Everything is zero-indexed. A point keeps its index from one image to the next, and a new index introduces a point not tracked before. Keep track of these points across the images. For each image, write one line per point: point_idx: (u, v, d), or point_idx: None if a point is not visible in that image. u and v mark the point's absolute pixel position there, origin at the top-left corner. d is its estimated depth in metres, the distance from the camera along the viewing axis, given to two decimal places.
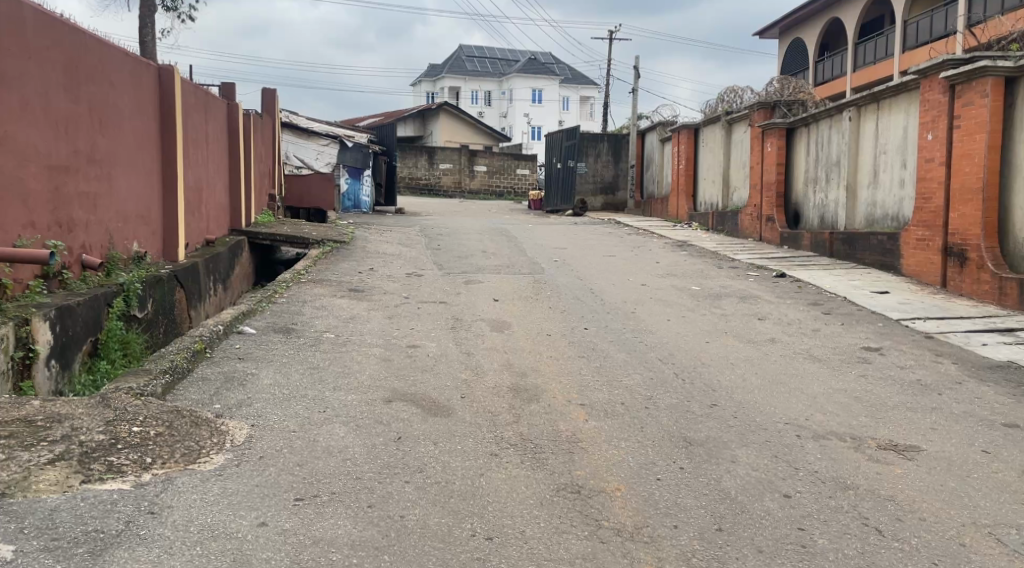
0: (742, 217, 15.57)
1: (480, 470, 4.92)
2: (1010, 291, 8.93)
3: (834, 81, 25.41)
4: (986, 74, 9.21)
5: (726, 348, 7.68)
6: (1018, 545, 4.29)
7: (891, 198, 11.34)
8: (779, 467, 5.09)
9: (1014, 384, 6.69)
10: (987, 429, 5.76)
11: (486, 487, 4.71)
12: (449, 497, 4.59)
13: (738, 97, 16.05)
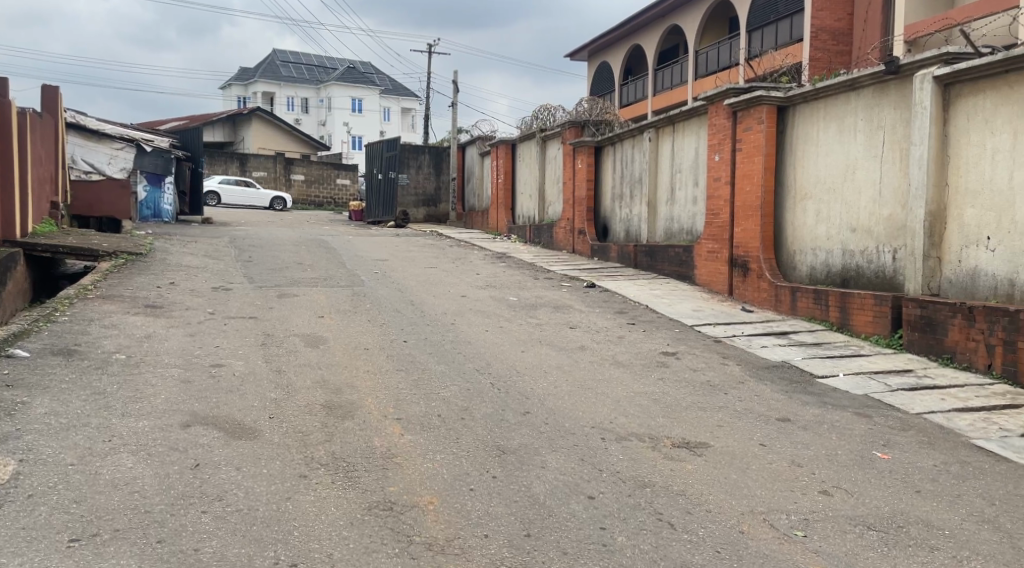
0: (556, 230, 16.11)
1: (287, 494, 4.82)
2: (784, 299, 9.75)
3: (638, 104, 26.88)
4: (761, 103, 10.09)
5: (540, 356, 7.95)
6: (787, 529, 4.65)
7: (686, 214, 12.15)
8: (584, 469, 5.33)
9: (787, 381, 7.32)
10: (764, 424, 6.24)
11: (293, 511, 4.63)
12: (251, 524, 4.48)
13: (551, 115, 16.85)
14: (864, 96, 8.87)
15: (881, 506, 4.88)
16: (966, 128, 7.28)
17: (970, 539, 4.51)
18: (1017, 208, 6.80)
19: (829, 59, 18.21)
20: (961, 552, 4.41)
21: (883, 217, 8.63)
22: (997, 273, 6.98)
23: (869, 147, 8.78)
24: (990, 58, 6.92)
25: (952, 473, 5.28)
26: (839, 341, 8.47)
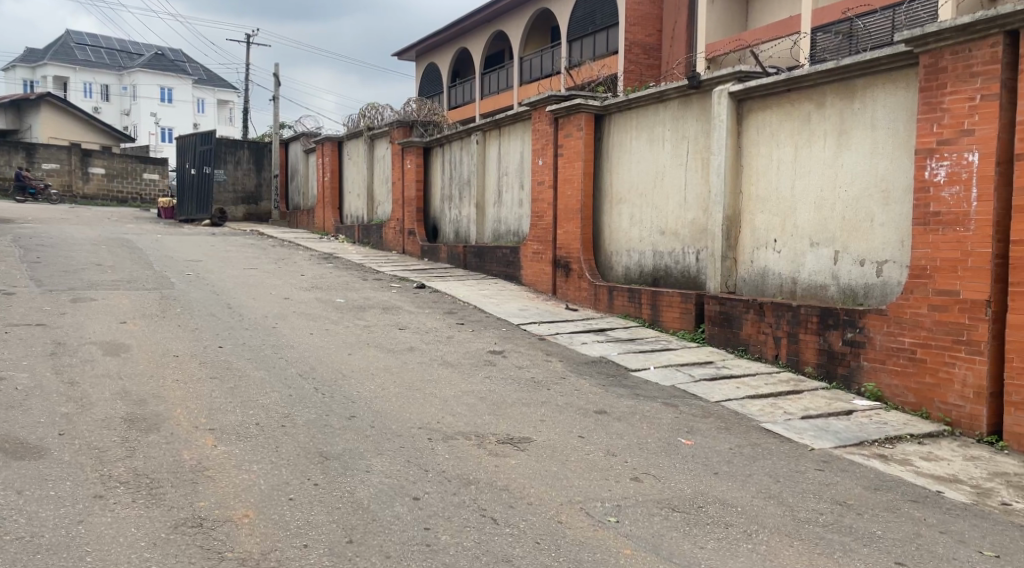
0: (385, 230, 16.13)
1: (79, 516, 4.65)
2: (602, 297, 10.28)
3: (466, 107, 27.28)
4: (580, 111, 10.59)
5: (368, 358, 8.01)
6: (603, 516, 4.91)
7: (512, 216, 12.53)
8: (411, 471, 5.41)
9: (605, 375, 7.74)
10: (583, 417, 6.60)
11: (85, 535, 4.48)
12: (35, 553, 4.32)
13: (379, 114, 16.76)
14: (671, 107, 9.50)
15: (683, 489, 5.29)
16: (756, 140, 7.98)
17: (759, 514, 4.95)
18: (798, 214, 7.53)
19: (640, 72, 19.29)
20: (751, 526, 4.82)
21: (687, 221, 9.28)
22: (783, 272, 7.69)
23: (675, 155, 9.42)
24: (774, 78, 7.62)
25: (744, 455, 5.81)
26: (650, 337, 9.04)
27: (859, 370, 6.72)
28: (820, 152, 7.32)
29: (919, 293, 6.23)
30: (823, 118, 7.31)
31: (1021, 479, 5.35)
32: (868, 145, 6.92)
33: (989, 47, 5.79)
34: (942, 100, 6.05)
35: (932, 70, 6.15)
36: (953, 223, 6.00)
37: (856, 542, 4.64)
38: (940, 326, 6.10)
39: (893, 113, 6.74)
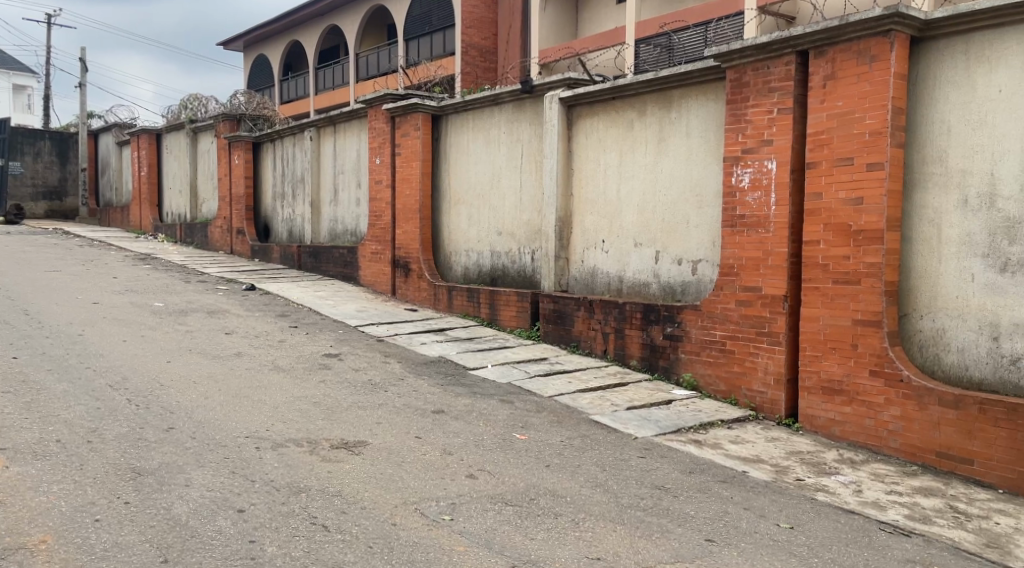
0: (210, 230, 15.62)
1: None
2: (441, 297, 10.42)
3: (299, 102, 26.76)
4: (417, 111, 10.67)
5: (190, 366, 7.79)
6: (436, 515, 5.00)
7: (349, 215, 12.47)
8: (236, 482, 5.30)
9: (444, 375, 7.88)
10: (421, 417, 6.71)
11: None
12: None
13: (202, 105, 16.14)
14: (506, 110, 9.76)
15: (517, 483, 5.50)
16: (585, 144, 8.36)
17: (586, 503, 5.23)
18: (623, 215, 7.96)
19: (476, 75, 19.65)
20: (578, 514, 5.08)
21: (523, 222, 9.58)
22: (610, 271, 8.11)
23: (510, 158, 9.70)
24: (600, 85, 8.01)
25: (575, 446, 6.12)
26: (488, 335, 9.27)
27: (678, 362, 7.20)
28: (642, 157, 7.77)
29: (728, 289, 6.75)
30: (644, 125, 7.75)
31: (813, 456, 5.92)
32: (684, 151, 7.41)
33: (785, 65, 6.35)
34: (747, 111, 6.58)
35: (737, 84, 6.67)
36: (756, 225, 6.54)
37: (673, 523, 5.01)
38: (746, 319, 6.63)
39: (705, 121, 7.24)
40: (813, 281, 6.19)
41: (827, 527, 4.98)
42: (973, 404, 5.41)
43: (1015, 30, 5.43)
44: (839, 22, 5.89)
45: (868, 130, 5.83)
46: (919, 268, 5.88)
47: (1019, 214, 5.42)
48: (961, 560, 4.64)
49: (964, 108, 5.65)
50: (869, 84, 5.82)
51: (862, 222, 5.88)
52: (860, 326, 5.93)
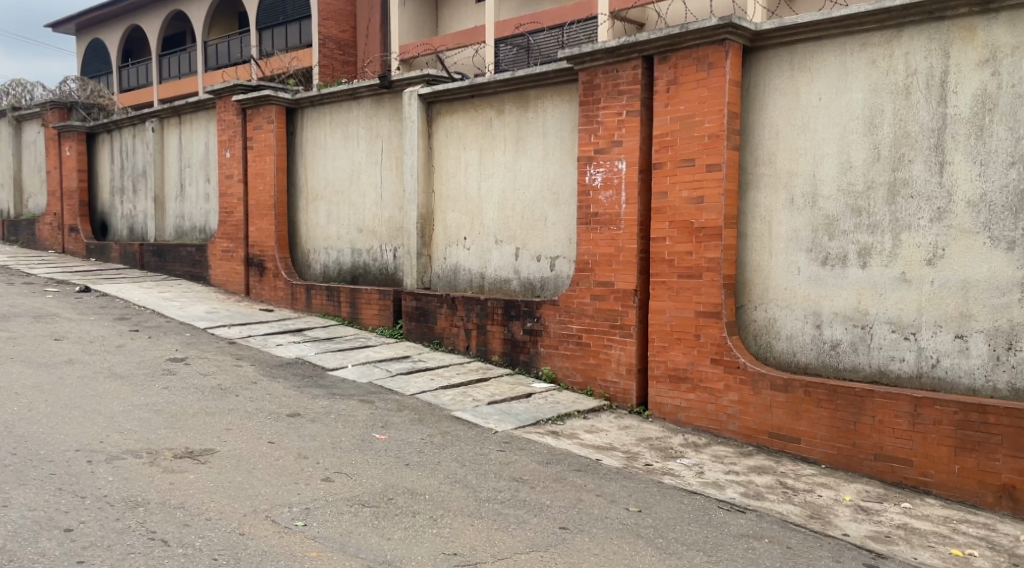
0: (39, 227, 14.76)
1: None
2: (298, 296, 10.26)
3: (140, 91, 25.62)
4: (270, 103, 10.41)
5: (12, 376, 7.37)
6: (288, 521, 4.95)
7: (197, 211, 12.11)
8: (63, 499, 5.03)
9: (299, 377, 7.77)
10: (274, 421, 6.60)
11: None
12: None
13: (26, 91, 15.11)
14: (364, 105, 9.72)
15: (375, 483, 5.54)
16: (445, 142, 8.46)
17: (444, 499, 5.36)
18: (483, 213, 8.12)
19: (333, 69, 19.45)
20: (437, 511, 5.19)
21: (384, 219, 9.60)
22: (471, 267, 8.26)
23: (370, 154, 9.68)
24: (458, 83, 8.12)
25: (434, 444, 6.23)
26: (349, 335, 9.22)
27: (537, 356, 7.44)
28: (501, 156, 7.94)
29: (583, 284, 7.01)
30: (503, 123, 7.92)
31: (661, 442, 6.31)
32: (540, 151, 7.63)
33: (632, 69, 6.64)
34: (598, 113, 6.85)
35: (589, 86, 6.92)
36: (607, 222, 6.83)
37: (529, 513, 5.22)
38: (600, 313, 6.92)
39: (560, 122, 7.47)
40: (661, 276, 6.53)
41: (672, 508, 5.35)
42: (799, 388, 5.93)
43: (833, 42, 5.91)
44: (680, 30, 6.22)
45: (707, 133, 6.19)
46: (753, 262, 6.31)
47: (838, 212, 5.92)
48: (789, 531, 5.11)
49: (789, 114, 6.10)
50: (707, 90, 6.18)
51: (703, 220, 6.24)
52: (702, 317, 6.30)
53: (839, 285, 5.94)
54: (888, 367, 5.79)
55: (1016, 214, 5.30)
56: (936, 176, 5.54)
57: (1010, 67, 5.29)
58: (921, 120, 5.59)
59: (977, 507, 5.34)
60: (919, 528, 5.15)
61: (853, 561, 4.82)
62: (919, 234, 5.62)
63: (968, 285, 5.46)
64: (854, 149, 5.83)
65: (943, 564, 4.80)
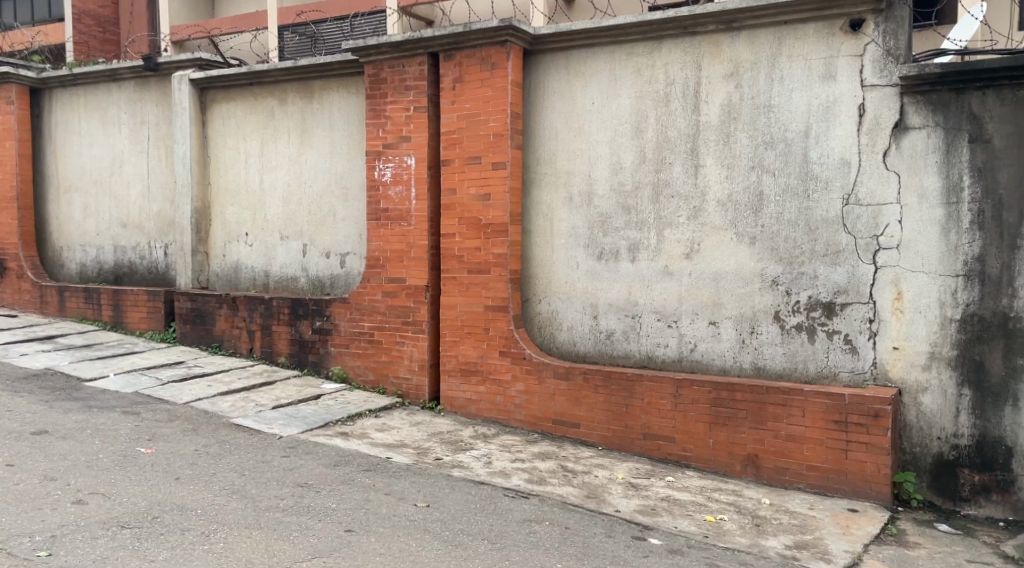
0: None
1: None
2: (49, 299, 9.17)
3: None
4: (9, 82, 9.27)
5: None
6: (28, 552, 4.59)
7: None
8: None
9: (48, 390, 6.99)
10: (15, 441, 5.97)
11: None
12: None
13: None
14: (127, 88, 8.99)
15: (138, 502, 5.26)
16: (222, 132, 8.11)
17: (218, 513, 5.20)
18: (267, 208, 7.86)
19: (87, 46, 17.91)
20: (209, 526, 5.04)
21: (153, 213, 8.88)
22: (255, 265, 7.98)
23: (135, 142, 8.96)
24: (235, 69, 7.81)
25: (210, 454, 6.01)
26: (112, 340, 8.43)
27: (327, 355, 7.33)
28: (285, 149, 7.73)
29: (374, 281, 7.01)
30: (286, 114, 7.71)
31: (451, 435, 6.48)
32: (327, 144, 7.50)
33: (417, 65, 6.71)
34: (385, 107, 6.85)
35: (374, 79, 6.89)
36: (398, 219, 6.85)
37: (313, 519, 5.24)
38: (392, 310, 6.94)
39: (347, 116, 7.39)
40: (451, 271, 6.65)
41: (459, 500, 5.61)
42: (578, 375, 6.28)
43: (604, 50, 6.28)
44: (463, 28, 6.37)
45: (492, 132, 6.38)
46: (537, 258, 6.60)
47: (611, 210, 6.31)
48: (567, 512, 5.50)
49: (566, 115, 6.43)
50: (491, 90, 6.37)
51: (490, 216, 6.44)
52: (492, 311, 6.51)
53: (612, 278, 6.34)
54: (654, 353, 6.27)
55: (756, 212, 5.93)
56: (692, 177, 6.06)
57: (750, 80, 5.92)
58: (680, 126, 6.09)
59: (727, 476, 5.99)
60: (681, 499, 5.72)
61: (623, 535, 5.28)
62: (678, 231, 6.12)
63: (718, 276, 6.05)
64: (624, 151, 6.25)
65: (699, 530, 5.37)
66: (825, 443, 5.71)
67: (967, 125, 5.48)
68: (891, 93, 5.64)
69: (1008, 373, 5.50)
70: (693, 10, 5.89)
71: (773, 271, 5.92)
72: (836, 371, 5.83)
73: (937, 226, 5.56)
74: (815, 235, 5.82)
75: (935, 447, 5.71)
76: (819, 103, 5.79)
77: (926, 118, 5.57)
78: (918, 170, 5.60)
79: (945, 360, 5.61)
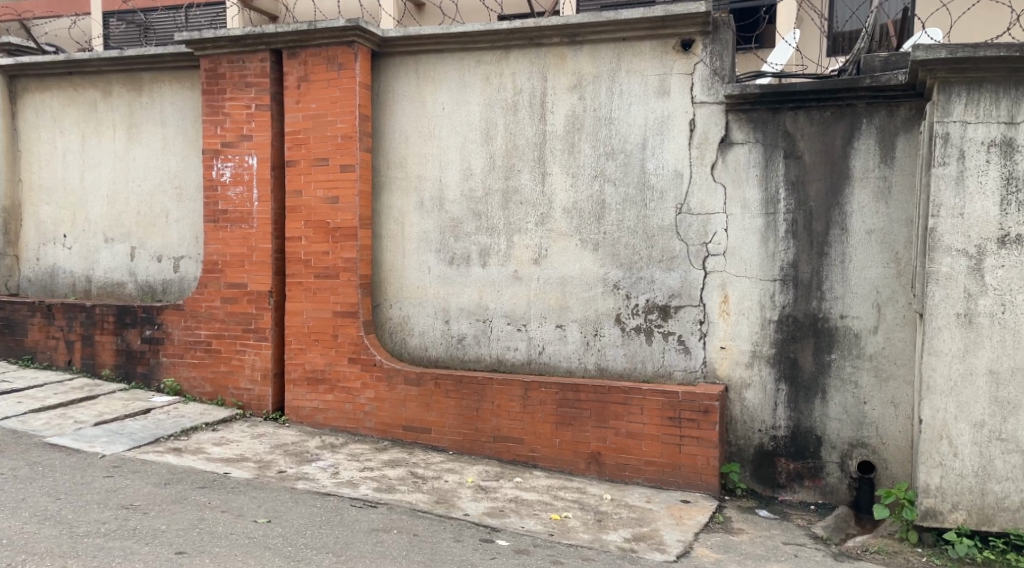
0: None
1: None
2: None
3: None
4: None
5: None
6: None
7: None
8: None
9: None
10: None
11: None
12: None
13: None
14: None
15: None
16: (35, 125, 7.53)
17: (28, 542, 4.78)
18: (88, 208, 7.36)
19: None
20: (16, 557, 4.64)
21: None
22: (73, 269, 7.42)
23: None
24: (50, 57, 7.26)
25: (20, 477, 5.50)
26: None
27: (158, 366, 7.05)
28: (110, 145, 7.28)
29: (211, 286, 6.91)
30: (110, 107, 7.27)
31: (296, 447, 6.44)
32: (159, 140, 7.14)
33: (258, 62, 6.76)
34: (223, 104, 6.83)
35: (212, 74, 6.86)
36: (239, 220, 6.83)
37: (139, 542, 4.89)
38: (232, 316, 6.86)
39: (182, 111, 7.07)
40: (298, 276, 6.72)
41: (302, 514, 5.43)
42: (430, 380, 6.44)
43: (452, 55, 6.48)
44: (308, 27, 6.49)
45: (341, 133, 6.53)
46: (387, 262, 6.72)
47: (461, 215, 6.52)
48: (416, 519, 5.47)
49: (416, 119, 6.60)
50: (338, 90, 6.52)
51: (339, 219, 6.56)
52: (340, 316, 6.61)
53: (463, 283, 6.54)
54: (504, 356, 6.50)
55: (599, 219, 6.25)
56: (539, 185, 6.34)
57: (593, 93, 6.23)
58: (527, 134, 6.35)
59: (572, 474, 6.22)
60: (528, 499, 5.85)
61: (471, 538, 5.31)
62: (527, 236, 6.38)
63: (564, 280, 6.33)
64: (473, 157, 6.47)
65: (545, 528, 5.49)
66: (661, 439, 6.01)
67: (782, 143, 5.95)
68: (717, 110, 6.04)
69: (818, 369, 5.96)
70: (537, 22, 6.14)
71: (615, 275, 6.25)
72: (671, 370, 6.20)
73: (757, 234, 6.01)
74: (652, 241, 6.17)
75: (757, 438, 6.14)
76: (655, 117, 6.14)
77: (748, 134, 6.01)
78: (741, 183, 6.03)
79: (765, 357, 6.05)
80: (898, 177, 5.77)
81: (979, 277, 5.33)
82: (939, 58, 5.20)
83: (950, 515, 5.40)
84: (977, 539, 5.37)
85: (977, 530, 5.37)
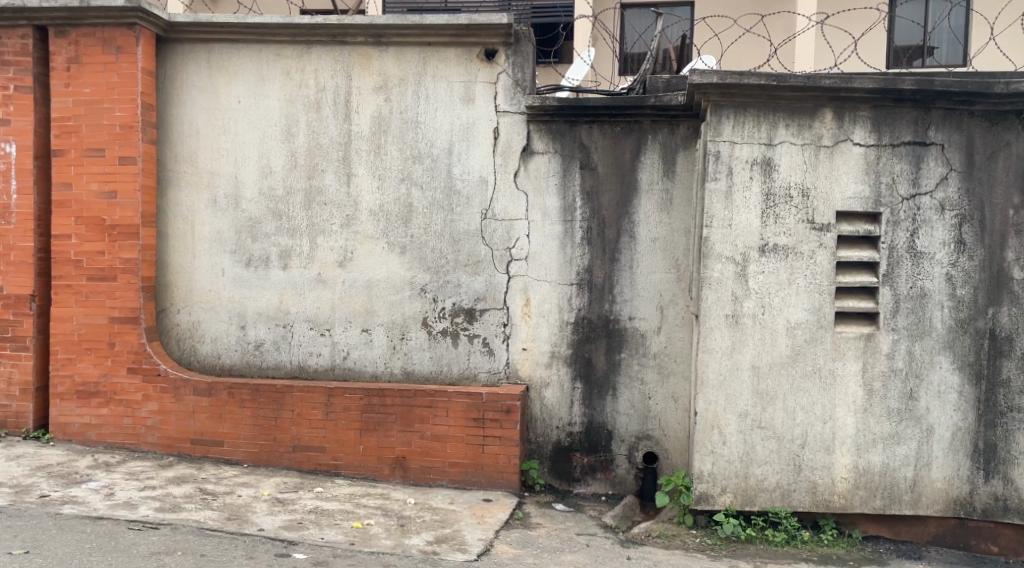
0: None
1: None
2: None
3: None
4: None
5: None
6: None
7: None
8: None
9: None
10: None
11: None
12: None
13: None
14: None
15: None
16: None
17: None
18: None
19: None
20: None
21: None
22: None
23: None
24: None
25: None
26: None
27: None
28: None
29: None
30: None
31: (63, 467, 5.84)
32: None
33: (19, 38, 6.11)
34: None
35: None
36: None
37: None
38: None
39: None
40: (66, 278, 6.15)
41: (68, 542, 4.94)
42: (223, 390, 6.11)
43: (249, 48, 6.24)
44: (79, 4, 5.94)
45: (118, 123, 6.06)
46: (174, 264, 6.34)
47: (260, 215, 6.29)
48: (203, 539, 5.12)
49: (210, 112, 6.28)
50: (116, 76, 6.05)
51: (116, 217, 6.09)
52: (117, 323, 6.13)
53: (262, 286, 6.31)
54: (306, 362, 6.34)
55: (405, 222, 6.26)
56: (345, 187, 6.25)
57: (398, 95, 6.21)
58: (330, 133, 6.24)
59: (376, 480, 6.14)
60: (328, 509, 5.68)
61: (265, 554, 5.06)
62: (331, 239, 6.27)
63: (370, 284, 6.28)
64: (273, 155, 6.27)
65: (345, 537, 5.34)
66: (464, 440, 6.07)
67: (578, 153, 6.22)
68: (519, 120, 6.22)
69: (609, 367, 6.28)
70: (341, 19, 6.02)
71: (421, 279, 6.28)
72: (475, 372, 6.31)
73: (556, 240, 6.25)
74: (458, 245, 6.27)
75: (554, 435, 6.38)
76: (461, 123, 6.23)
77: (548, 144, 6.23)
78: (542, 191, 6.25)
79: (563, 358, 6.30)
80: (679, 190, 6.18)
81: (744, 281, 5.86)
82: (711, 82, 5.68)
83: (719, 498, 5.92)
84: (741, 519, 5.93)
85: (742, 510, 5.93)
